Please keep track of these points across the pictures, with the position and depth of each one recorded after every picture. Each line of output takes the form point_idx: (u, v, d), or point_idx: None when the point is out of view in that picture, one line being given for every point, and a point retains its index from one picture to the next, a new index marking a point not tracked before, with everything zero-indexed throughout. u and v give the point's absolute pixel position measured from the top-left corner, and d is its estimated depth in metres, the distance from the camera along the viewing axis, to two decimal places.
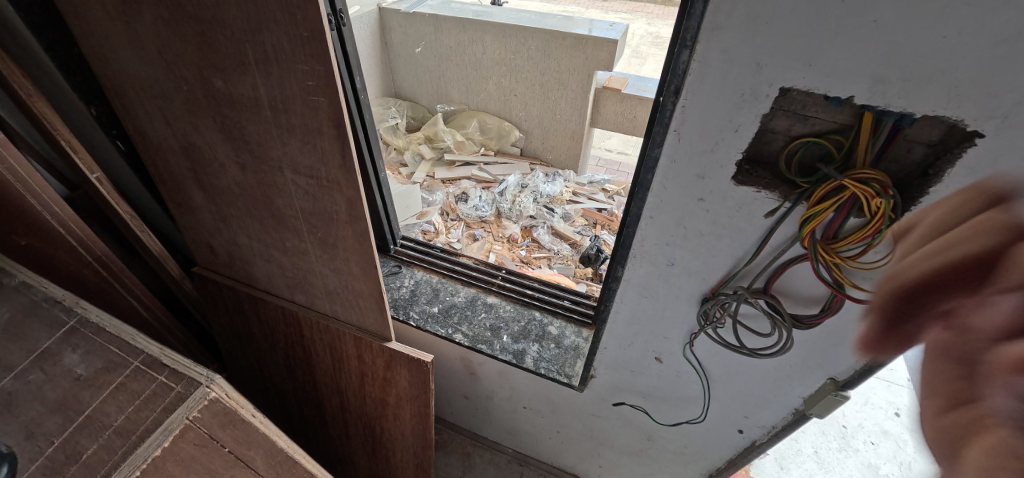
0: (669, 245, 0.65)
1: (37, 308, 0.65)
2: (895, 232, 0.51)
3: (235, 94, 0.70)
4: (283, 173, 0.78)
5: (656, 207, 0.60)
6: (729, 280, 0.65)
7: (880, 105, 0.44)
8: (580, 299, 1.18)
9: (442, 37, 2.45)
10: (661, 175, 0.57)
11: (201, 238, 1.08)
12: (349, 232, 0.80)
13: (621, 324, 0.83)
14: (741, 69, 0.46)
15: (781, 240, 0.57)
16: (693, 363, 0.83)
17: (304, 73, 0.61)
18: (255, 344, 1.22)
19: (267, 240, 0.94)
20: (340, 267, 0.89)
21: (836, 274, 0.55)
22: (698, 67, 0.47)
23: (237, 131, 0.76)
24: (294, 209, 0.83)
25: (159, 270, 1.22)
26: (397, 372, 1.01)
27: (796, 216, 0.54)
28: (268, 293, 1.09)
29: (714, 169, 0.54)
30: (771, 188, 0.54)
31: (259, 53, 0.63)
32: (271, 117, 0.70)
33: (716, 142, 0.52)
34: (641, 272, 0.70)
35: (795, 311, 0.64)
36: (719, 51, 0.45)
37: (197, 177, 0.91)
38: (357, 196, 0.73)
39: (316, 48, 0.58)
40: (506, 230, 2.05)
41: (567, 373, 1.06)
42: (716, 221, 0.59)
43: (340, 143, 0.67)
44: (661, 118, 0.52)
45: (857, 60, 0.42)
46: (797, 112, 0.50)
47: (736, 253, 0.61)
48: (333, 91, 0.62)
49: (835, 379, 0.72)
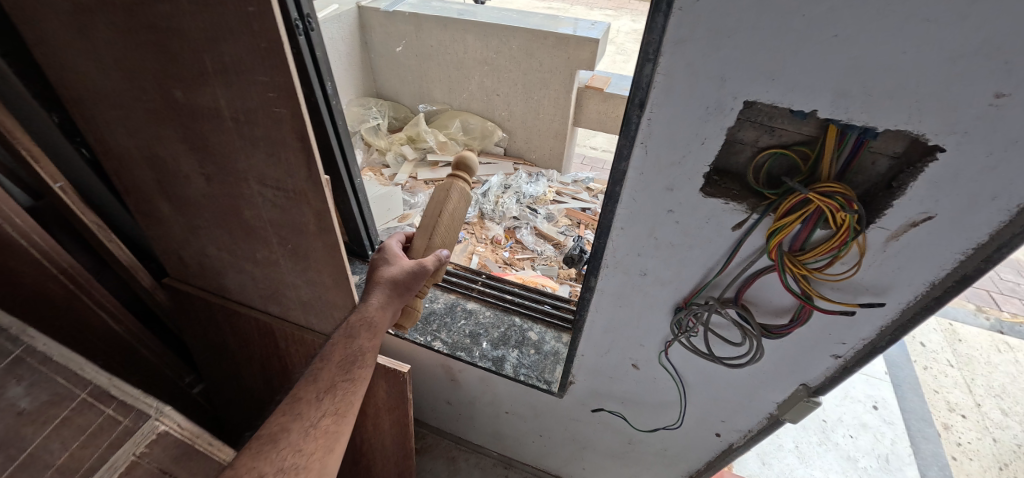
0: (640, 255, 0.64)
1: None
2: (861, 245, 0.51)
3: (196, 104, 0.68)
4: (250, 185, 0.75)
5: (627, 218, 0.60)
6: (701, 290, 0.64)
7: (843, 119, 0.44)
8: (560, 304, 1.18)
9: (423, 36, 2.41)
10: (630, 188, 0.56)
11: (169, 249, 1.05)
12: (319, 244, 0.78)
13: (597, 332, 0.82)
14: (705, 82, 0.45)
15: (749, 251, 0.57)
16: (669, 369, 0.83)
17: (264, 84, 0.59)
18: (230, 355, 1.20)
19: (237, 251, 0.92)
20: (313, 278, 0.87)
21: (804, 285, 0.55)
22: (662, 80, 0.46)
23: (201, 142, 0.74)
24: (262, 221, 0.81)
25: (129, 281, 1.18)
26: (375, 382, 0.99)
27: (764, 228, 0.54)
28: (241, 305, 1.06)
29: (683, 181, 0.53)
30: (739, 199, 0.53)
31: (218, 64, 0.61)
32: (234, 128, 0.68)
33: (684, 154, 0.51)
34: (614, 282, 0.70)
35: (766, 321, 0.64)
36: (682, 64, 0.44)
37: (163, 187, 0.88)
38: (326, 209, 0.71)
39: (276, 59, 0.56)
40: (489, 231, 2.04)
41: (546, 379, 1.06)
42: (686, 232, 0.58)
43: (305, 155, 0.65)
44: (627, 131, 0.51)
45: (820, 74, 0.42)
46: (764, 124, 0.50)
47: (706, 264, 0.61)
48: (296, 102, 0.60)
49: (808, 386, 0.73)
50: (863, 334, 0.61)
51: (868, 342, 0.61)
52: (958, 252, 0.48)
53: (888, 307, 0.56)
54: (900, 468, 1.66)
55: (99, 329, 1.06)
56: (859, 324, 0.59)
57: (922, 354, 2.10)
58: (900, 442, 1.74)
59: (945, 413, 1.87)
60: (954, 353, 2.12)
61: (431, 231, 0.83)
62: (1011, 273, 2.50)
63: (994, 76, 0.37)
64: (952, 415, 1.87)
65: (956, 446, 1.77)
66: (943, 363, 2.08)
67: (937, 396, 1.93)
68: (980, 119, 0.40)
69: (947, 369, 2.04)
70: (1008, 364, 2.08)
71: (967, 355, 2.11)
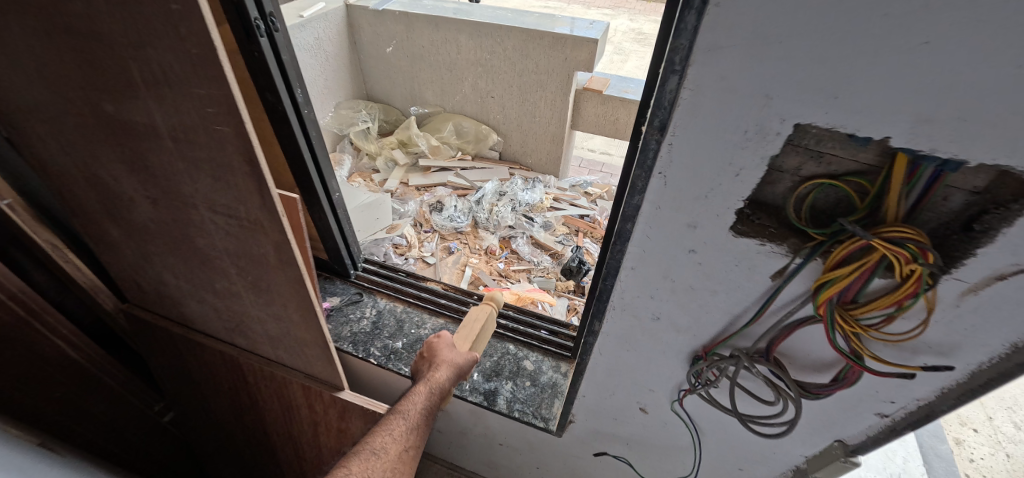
0: (653, 298, 0.54)
1: None
2: (930, 299, 0.41)
3: (130, 120, 0.58)
4: (200, 211, 0.65)
5: (638, 257, 0.50)
6: (725, 340, 0.54)
7: (921, 148, 0.35)
8: (558, 329, 1.08)
9: (414, 36, 2.30)
10: (644, 224, 0.46)
11: (125, 274, 0.94)
12: (282, 277, 0.68)
13: (601, 374, 0.73)
14: (744, 101, 0.35)
15: (787, 300, 0.47)
16: (683, 416, 0.73)
17: (201, 98, 0.49)
18: (198, 386, 1.09)
19: (195, 280, 0.82)
20: (278, 313, 0.77)
21: (854, 343, 0.46)
22: (688, 97, 0.36)
23: (141, 162, 0.63)
24: (217, 250, 0.71)
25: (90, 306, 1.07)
26: (352, 423, 0.89)
27: (808, 275, 0.44)
28: (205, 335, 0.96)
29: (708, 218, 0.43)
30: (777, 240, 0.44)
31: (148, 73, 0.50)
32: (175, 148, 0.57)
33: (712, 187, 0.41)
34: (621, 325, 0.60)
35: (801, 377, 0.54)
36: (717, 78, 0.34)
37: (108, 210, 0.78)
38: (285, 240, 0.61)
39: (210, 68, 0.46)
40: (483, 241, 1.94)
41: (543, 416, 0.95)
42: (710, 275, 0.49)
43: (255, 180, 0.55)
44: (643, 159, 0.41)
45: (898, 93, 0.32)
46: (810, 149, 0.40)
47: (733, 311, 0.51)
48: (238, 120, 0.50)
49: (844, 443, 0.63)
50: (919, 395, 0.51)
51: (924, 404, 0.52)
52: None
53: (955, 369, 0.46)
54: None
55: (56, 358, 0.97)
56: (914, 384, 0.50)
57: None
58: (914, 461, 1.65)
59: (958, 428, 1.79)
60: None
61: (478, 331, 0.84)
62: None
63: None
64: (966, 429, 1.79)
65: (970, 462, 1.69)
66: None
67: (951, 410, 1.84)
68: None
69: None
70: None
71: None
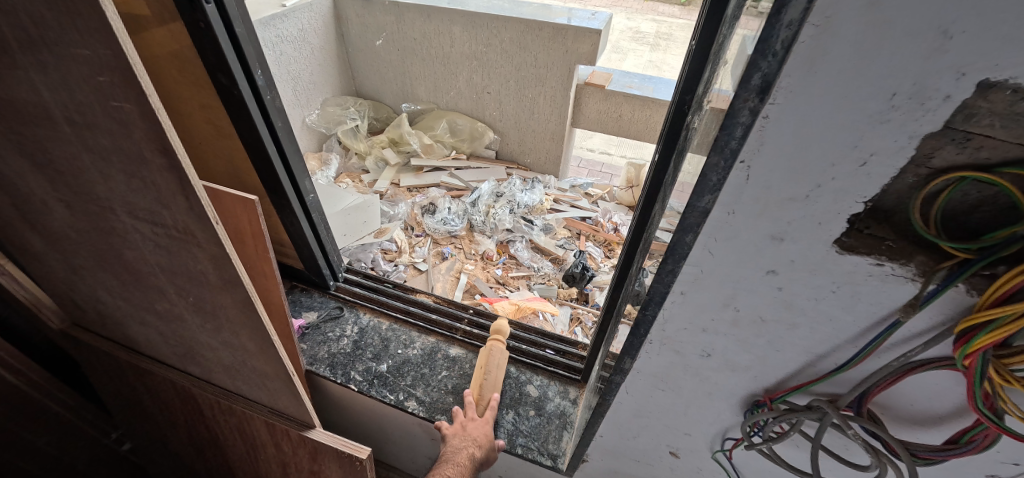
0: (707, 331, 0.41)
1: None
2: None
3: (15, 99, 0.44)
4: (121, 217, 0.52)
5: (693, 280, 0.37)
6: (801, 386, 0.41)
7: None
8: (566, 348, 0.95)
9: (405, 27, 2.17)
10: (708, 236, 0.33)
11: (59, 290, 0.80)
12: (228, 299, 0.55)
13: (625, 415, 0.59)
14: (905, 42, 0.22)
15: (902, 339, 0.34)
16: (727, 467, 0.60)
17: (90, 62, 0.36)
18: (152, 417, 0.95)
19: (133, 300, 0.68)
20: (230, 340, 0.63)
21: (1001, 403, 0.33)
22: (812, 37, 0.23)
23: (43, 155, 0.50)
24: (150, 265, 0.57)
25: (38, 326, 0.92)
26: (326, 466, 0.75)
27: (941, 308, 0.31)
28: (154, 362, 0.82)
29: (805, 228, 0.30)
30: (899, 259, 0.31)
31: (20, 30, 0.37)
32: (75, 135, 0.44)
33: (821, 183, 0.28)
34: (659, 362, 0.47)
35: (901, 434, 0.41)
36: (866, 2, 0.21)
37: (24, 215, 0.64)
38: (225, 254, 0.48)
39: (93, 17, 0.33)
40: (479, 246, 1.81)
41: (551, 452, 0.82)
42: (795, 305, 0.36)
43: (176, 177, 0.41)
44: (720, 142, 0.28)
45: None
46: (952, 127, 0.27)
47: (815, 350, 0.39)
48: (141, 92, 0.36)
49: None
50: None
51: None
52: None
53: None
54: None
55: None
56: None
57: None
58: None
59: None
60: None
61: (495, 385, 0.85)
62: None
63: None
64: None
65: None
66: None
67: None
68: None
69: None
70: None
71: None
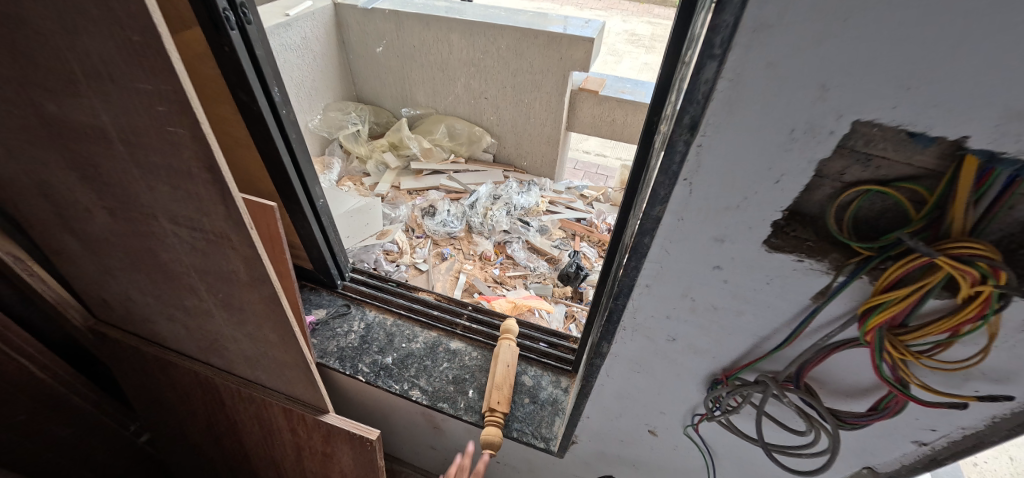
0: (670, 318, 0.49)
1: None
2: (993, 324, 0.36)
3: (75, 122, 0.51)
4: (161, 223, 0.58)
5: (655, 274, 0.44)
6: (750, 364, 0.49)
7: (1002, 148, 0.29)
8: (558, 342, 1.02)
9: (404, 35, 2.24)
10: (663, 238, 0.40)
11: (89, 289, 0.87)
12: (255, 295, 0.61)
13: (607, 397, 0.67)
14: (796, 93, 0.29)
15: (825, 321, 0.42)
16: (696, 440, 0.68)
17: (149, 95, 0.43)
18: (172, 408, 1.02)
19: (163, 297, 0.75)
20: (253, 333, 0.70)
21: (902, 373, 0.40)
22: (727, 88, 0.30)
23: (93, 169, 0.56)
24: (184, 265, 0.64)
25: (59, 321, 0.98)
26: (338, 447, 0.83)
27: (853, 295, 0.39)
28: (178, 355, 0.88)
29: (740, 231, 0.38)
30: (816, 256, 0.38)
31: (88, 66, 0.43)
32: (127, 153, 0.50)
33: (747, 196, 0.35)
34: (632, 347, 0.55)
35: (834, 405, 0.49)
36: (763, 65, 0.28)
37: (65, 221, 0.70)
38: (256, 255, 0.55)
39: (156, 59, 0.39)
40: (477, 246, 1.88)
41: (544, 436, 0.89)
42: (738, 294, 0.43)
43: (218, 189, 0.48)
44: (666, 163, 0.35)
45: (986, 79, 0.26)
46: (856, 152, 0.34)
47: (759, 333, 0.46)
48: (193, 120, 0.43)
49: (873, 469, 0.58)
50: (965, 423, 0.46)
51: (971, 433, 0.47)
52: None
53: (1012, 399, 0.41)
54: None
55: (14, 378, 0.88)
56: (962, 413, 0.45)
57: None
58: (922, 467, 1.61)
59: None
60: None
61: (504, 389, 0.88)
62: None
63: None
64: None
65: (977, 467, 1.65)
66: None
67: None
68: None
69: None
70: None
71: None
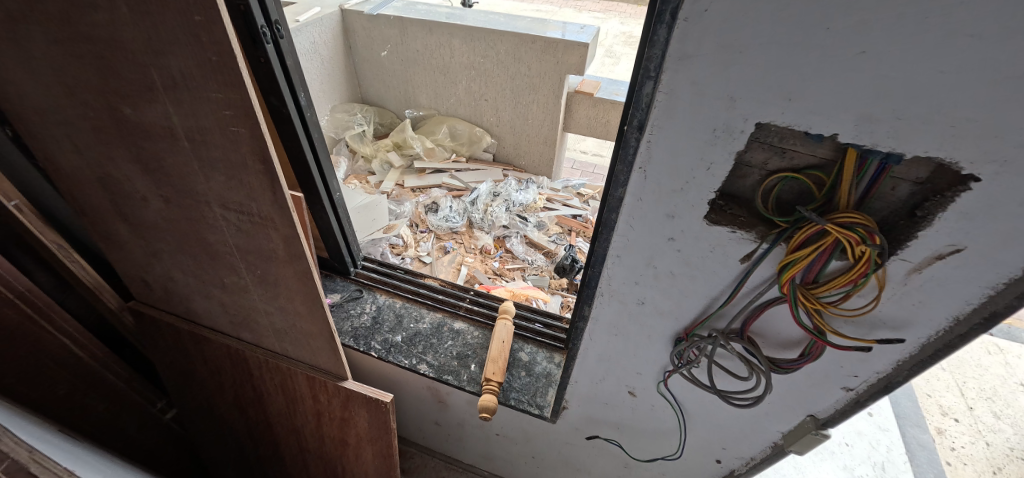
0: (638, 284, 0.59)
1: None
2: (881, 278, 0.46)
3: (146, 123, 0.61)
4: (212, 208, 0.69)
5: (623, 246, 0.55)
6: (704, 321, 0.60)
7: (866, 143, 0.39)
8: (552, 322, 1.11)
9: (408, 40, 2.35)
10: (627, 214, 0.51)
11: (131, 273, 0.96)
12: (290, 271, 0.72)
13: (591, 360, 0.77)
14: (713, 102, 0.40)
15: (758, 282, 0.53)
16: (668, 397, 0.78)
17: (219, 102, 0.53)
18: (202, 382, 1.12)
19: (203, 276, 0.85)
20: (284, 306, 0.81)
21: (816, 320, 0.51)
22: (664, 99, 0.41)
23: (155, 163, 0.66)
24: (228, 245, 0.74)
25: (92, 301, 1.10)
26: (356, 411, 0.93)
27: (775, 258, 0.49)
28: (210, 331, 0.99)
29: (685, 208, 0.49)
30: (747, 228, 0.49)
31: (166, 78, 0.54)
32: (190, 148, 0.61)
33: (687, 180, 0.46)
34: (609, 311, 0.65)
35: (773, 354, 0.60)
36: (686, 83, 0.40)
37: (118, 210, 0.80)
38: (294, 234, 0.66)
39: (228, 74, 0.50)
40: (478, 241, 1.98)
41: (538, 403, 0.99)
42: (689, 261, 0.54)
43: (268, 178, 0.59)
44: (625, 154, 0.47)
45: (845, 94, 0.37)
46: (774, 146, 0.45)
47: (710, 295, 0.57)
48: (253, 121, 0.54)
49: (815, 417, 0.68)
50: (879, 368, 0.56)
51: (882, 377, 0.57)
52: (988, 287, 0.44)
53: (907, 342, 0.52)
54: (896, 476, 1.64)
55: (59, 355, 1.00)
56: (873, 358, 0.55)
57: None
58: (895, 449, 1.72)
59: (938, 418, 1.85)
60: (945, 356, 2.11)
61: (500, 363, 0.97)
62: None
63: None
64: (945, 419, 1.86)
65: (951, 451, 1.75)
66: (935, 367, 2.06)
67: (930, 400, 1.92)
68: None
69: (939, 373, 2.03)
70: (998, 367, 2.07)
71: (958, 358, 2.10)
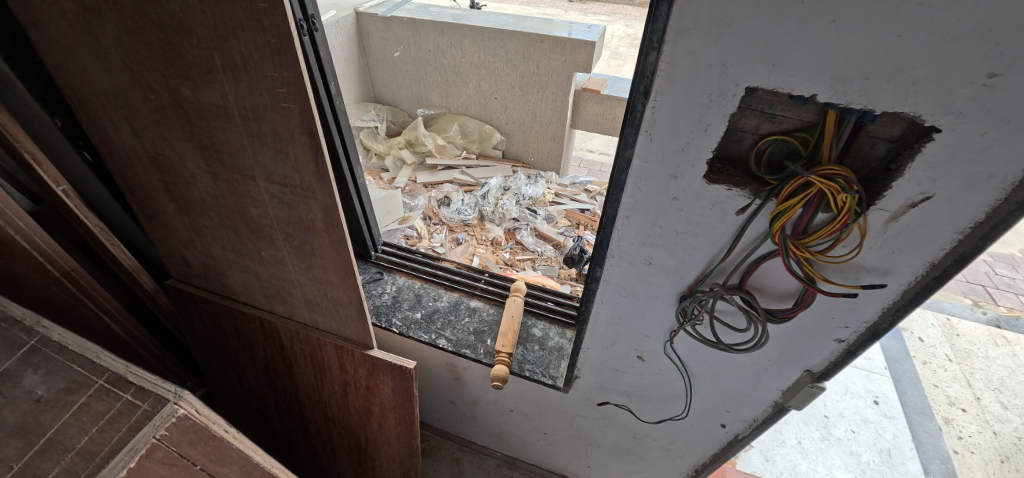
0: (645, 244, 0.66)
1: (10, 338, 0.61)
2: (862, 227, 0.52)
3: (203, 103, 0.67)
4: (257, 182, 0.76)
5: (632, 206, 0.62)
6: (706, 277, 0.66)
7: (842, 103, 0.45)
8: (563, 300, 1.15)
9: (421, 41, 2.44)
10: (635, 176, 0.58)
11: (170, 252, 1.02)
12: (327, 239, 0.80)
13: (603, 323, 0.83)
14: (707, 68, 0.46)
15: (753, 237, 0.59)
16: (675, 360, 0.84)
17: (274, 81, 0.61)
18: (235, 357, 1.19)
19: (244, 251, 0.92)
20: (318, 275, 0.88)
21: (807, 268, 0.58)
22: (665, 68, 0.47)
23: (207, 141, 0.73)
24: (269, 218, 0.81)
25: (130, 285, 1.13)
26: (381, 380, 1.00)
27: (767, 212, 0.56)
28: (245, 305, 1.06)
29: (686, 169, 0.55)
30: (742, 185, 0.55)
31: (227, 60, 0.61)
32: (242, 125, 0.68)
33: (687, 142, 0.52)
34: (618, 271, 0.72)
35: (770, 306, 0.66)
36: (686, 52, 0.46)
37: (164, 189, 0.86)
38: (333, 202, 0.73)
39: (284, 54, 0.58)
40: (489, 232, 2.00)
41: (551, 374, 1.04)
42: (691, 219, 0.60)
43: (312, 150, 0.67)
44: (632, 119, 0.53)
45: (821, 59, 0.43)
46: (765, 111, 0.51)
47: (710, 252, 0.63)
48: (304, 97, 0.61)
49: (812, 371, 0.74)
50: (866, 317, 0.62)
51: (870, 325, 0.63)
52: (957, 231, 0.50)
53: (890, 288, 0.58)
54: (902, 461, 1.67)
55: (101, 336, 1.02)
56: (861, 306, 0.61)
57: (922, 349, 2.11)
58: (902, 436, 1.75)
59: (946, 407, 1.87)
60: (952, 347, 2.13)
61: (512, 331, 1.01)
62: (1005, 267, 2.53)
63: (984, 58, 0.39)
64: (954, 409, 1.87)
65: (959, 440, 1.77)
66: (941, 358, 2.08)
67: (938, 390, 1.93)
68: (975, 99, 0.41)
69: (946, 364, 2.05)
70: (1006, 358, 2.09)
71: (965, 350, 2.12)
